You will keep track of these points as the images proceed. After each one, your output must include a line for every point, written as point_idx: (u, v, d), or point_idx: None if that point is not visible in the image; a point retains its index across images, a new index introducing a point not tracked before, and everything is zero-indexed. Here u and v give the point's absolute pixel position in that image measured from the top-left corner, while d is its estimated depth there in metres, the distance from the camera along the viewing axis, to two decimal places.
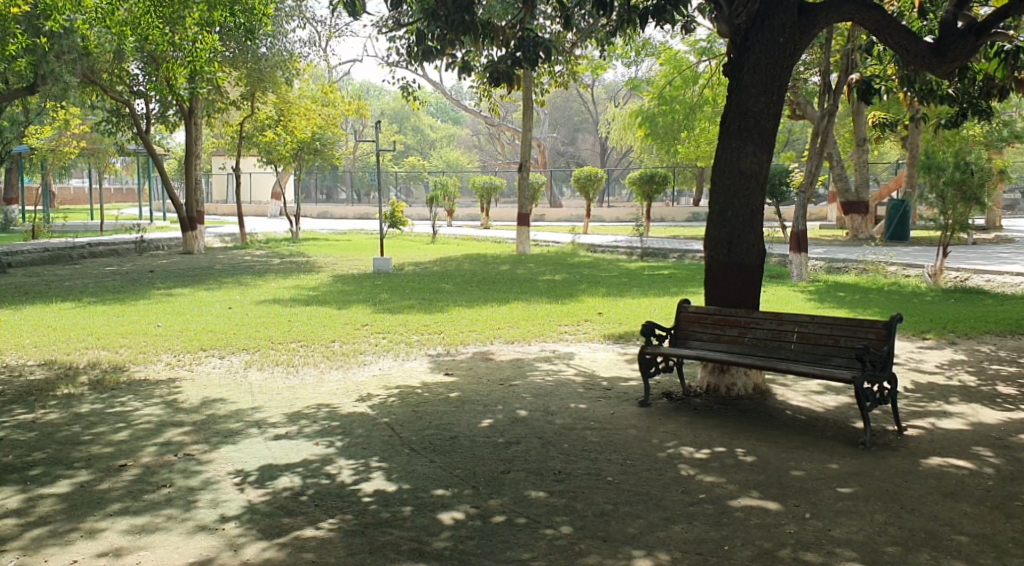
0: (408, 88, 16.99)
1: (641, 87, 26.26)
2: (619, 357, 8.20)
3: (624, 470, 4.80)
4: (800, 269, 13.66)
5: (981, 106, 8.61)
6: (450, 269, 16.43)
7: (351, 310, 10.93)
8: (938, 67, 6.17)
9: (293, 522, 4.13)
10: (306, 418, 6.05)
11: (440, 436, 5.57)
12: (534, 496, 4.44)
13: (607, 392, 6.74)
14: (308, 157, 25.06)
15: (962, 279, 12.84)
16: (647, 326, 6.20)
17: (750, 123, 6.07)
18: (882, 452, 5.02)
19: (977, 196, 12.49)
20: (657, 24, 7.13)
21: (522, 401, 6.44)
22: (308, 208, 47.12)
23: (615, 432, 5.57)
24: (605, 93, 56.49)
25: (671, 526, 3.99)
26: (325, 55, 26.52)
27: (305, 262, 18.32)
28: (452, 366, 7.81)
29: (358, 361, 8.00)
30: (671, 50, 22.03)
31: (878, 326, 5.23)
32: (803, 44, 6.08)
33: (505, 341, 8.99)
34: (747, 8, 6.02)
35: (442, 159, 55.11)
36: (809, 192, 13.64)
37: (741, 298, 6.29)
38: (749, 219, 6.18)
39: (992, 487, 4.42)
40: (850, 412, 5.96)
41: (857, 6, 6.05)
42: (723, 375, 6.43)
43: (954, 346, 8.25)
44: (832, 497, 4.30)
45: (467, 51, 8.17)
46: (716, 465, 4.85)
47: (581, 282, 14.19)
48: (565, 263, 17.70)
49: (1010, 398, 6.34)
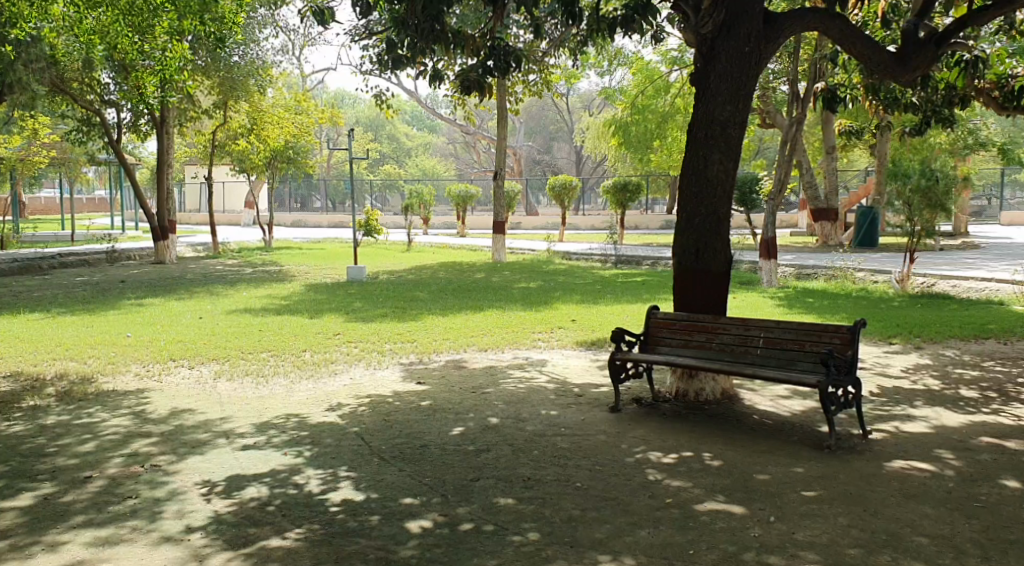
0: (382, 96, 16.97)
1: (615, 95, 26.39)
2: (591, 363, 8.25)
3: (592, 476, 4.82)
4: (770, 276, 13.78)
5: (944, 115, 8.74)
6: (424, 277, 16.38)
7: (323, 319, 10.88)
8: (900, 76, 6.25)
9: (259, 532, 4.11)
10: (275, 428, 6.01)
11: (411, 444, 5.56)
12: (502, 502, 4.44)
13: (579, 399, 6.76)
14: (282, 165, 24.75)
15: (929, 285, 13.06)
16: (617, 333, 6.23)
17: (716, 131, 6.14)
18: (846, 456, 5.09)
19: (942, 204, 12.65)
20: (626, 33, 7.19)
21: (494, 409, 6.45)
22: (283, 218, 46.80)
23: (585, 438, 5.59)
24: (580, 102, 57.03)
25: (638, 531, 4.01)
26: (298, 63, 26.56)
27: (278, 271, 18.21)
28: (424, 375, 7.77)
29: (329, 370, 7.98)
30: (642, 59, 22.20)
31: (842, 330, 5.30)
32: (768, 52, 6.15)
33: (478, 349, 8.99)
34: (712, 17, 6.11)
35: (418, 167, 55.33)
36: (778, 199, 13.70)
37: (709, 303, 6.35)
38: (716, 226, 6.24)
39: (953, 489, 4.49)
40: (815, 417, 6.02)
41: (820, 16, 6.17)
42: (691, 380, 6.50)
43: (919, 350, 8.40)
44: (796, 501, 4.35)
45: (437, 59, 8.28)
46: (683, 469, 4.89)
47: (555, 289, 14.26)
48: (541, 271, 17.81)
49: (971, 401, 6.46)
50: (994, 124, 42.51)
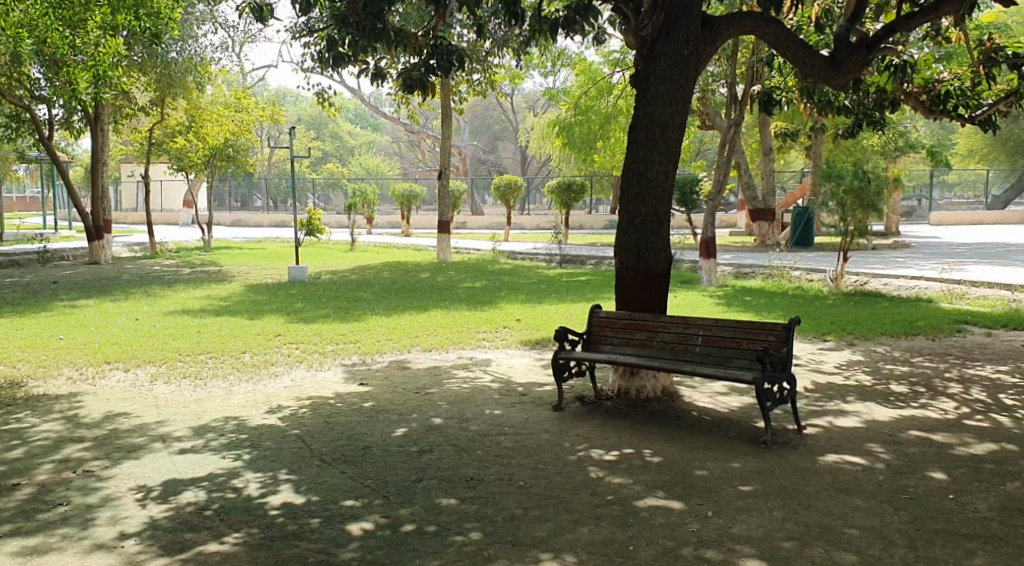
0: (324, 95, 16.76)
1: (559, 96, 26.56)
2: (535, 362, 8.29)
3: (535, 474, 4.85)
4: (710, 275, 14.05)
5: (875, 118, 9.02)
6: (368, 277, 16.26)
7: (263, 319, 10.71)
8: (832, 79, 6.43)
9: (196, 537, 4.02)
10: (213, 432, 5.89)
11: (352, 446, 5.50)
12: (445, 503, 4.43)
13: (523, 398, 6.79)
14: (222, 164, 24.10)
15: (861, 283, 13.48)
16: (560, 331, 6.27)
17: (656, 132, 6.23)
18: (781, 450, 5.22)
19: (874, 204, 13.05)
20: (568, 35, 7.24)
21: (437, 409, 6.43)
22: (223, 218, 45.85)
23: (528, 437, 5.62)
24: (524, 102, 57.29)
25: (579, 529, 4.04)
26: (238, 60, 26.07)
27: (218, 272, 17.85)
28: (367, 376, 7.71)
29: (269, 372, 7.84)
30: (585, 61, 22.41)
31: (777, 329, 5.43)
32: (706, 55, 6.27)
33: (422, 350, 8.96)
34: (652, 20, 6.21)
35: (362, 166, 54.85)
36: (718, 200, 13.96)
37: (649, 302, 6.44)
38: (656, 226, 6.34)
39: (882, 481, 4.63)
40: (752, 413, 6.16)
41: (756, 20, 6.31)
42: (633, 378, 6.58)
43: (851, 347, 8.67)
44: (733, 495, 4.44)
45: (379, 57, 8.22)
46: (625, 466, 4.94)
47: (500, 288, 14.30)
48: (486, 271, 17.84)
49: (901, 396, 6.69)
50: (923, 127, 44.08)
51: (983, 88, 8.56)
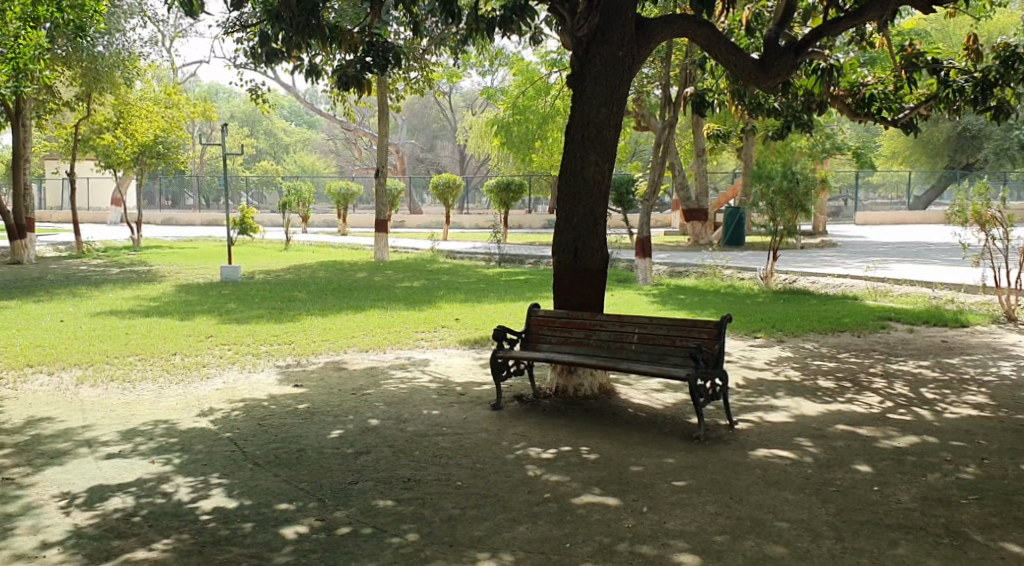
0: (258, 91, 16.40)
1: (496, 95, 26.58)
2: (473, 362, 8.29)
3: (473, 474, 4.84)
4: (645, 273, 14.27)
5: (803, 120, 9.28)
6: (303, 277, 16.00)
7: (195, 320, 10.43)
8: (762, 81, 6.58)
9: (123, 545, 3.89)
10: (142, 436, 5.70)
11: (287, 449, 5.40)
12: (382, 505, 4.39)
13: (461, 397, 6.77)
14: (151, 161, 23.60)
15: (790, 281, 13.88)
16: (499, 331, 6.28)
17: (592, 133, 6.28)
18: (714, 445, 5.33)
19: (802, 204, 13.47)
20: (504, 34, 7.23)
21: (374, 411, 6.37)
22: (153, 216, 44.47)
23: (466, 436, 5.60)
24: (462, 101, 57.21)
25: (517, 527, 4.05)
26: (168, 55, 25.32)
27: (147, 272, 17.30)
28: (302, 377, 7.57)
29: (201, 374, 7.64)
30: (523, 61, 22.48)
31: (709, 326, 5.54)
32: (640, 57, 6.35)
33: (359, 350, 8.86)
34: (589, 20, 6.25)
35: (297, 164, 54.01)
36: (653, 200, 14.17)
37: (586, 301, 6.50)
38: (593, 226, 6.40)
39: (810, 474, 4.77)
40: (687, 409, 6.27)
41: (689, 23, 6.42)
42: (571, 376, 6.62)
43: (781, 344, 8.91)
44: (667, 491, 4.51)
45: (313, 53, 8.09)
46: (561, 464, 4.97)
47: (438, 287, 14.24)
48: (424, 270, 17.74)
49: (828, 391, 6.90)
50: (848, 130, 45.60)
51: (906, 91, 8.84)
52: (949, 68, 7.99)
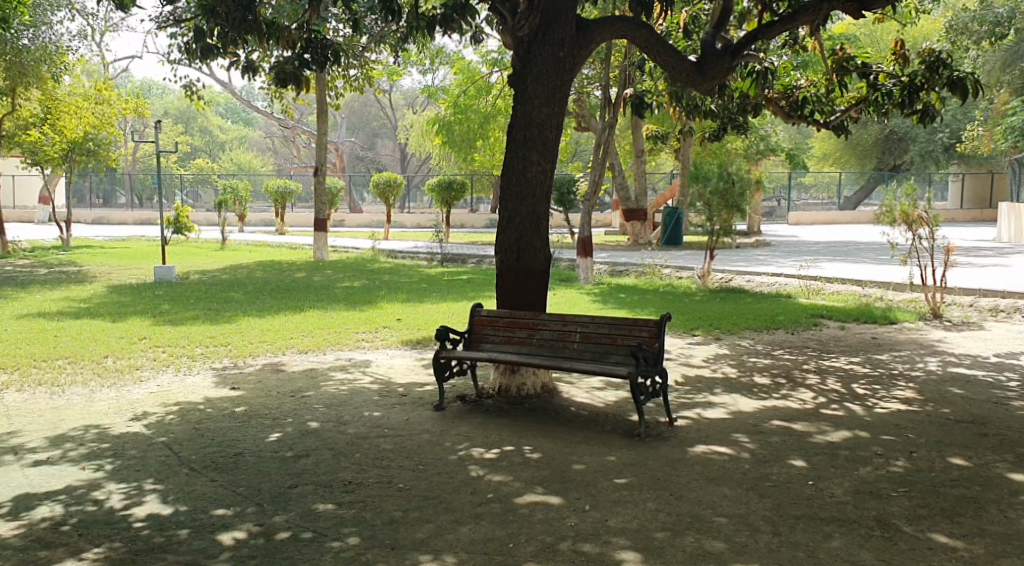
0: (193, 87, 15.97)
1: (437, 94, 26.46)
2: (415, 362, 8.23)
3: (415, 475, 4.81)
4: (587, 273, 14.40)
5: (738, 122, 9.46)
6: (240, 276, 15.71)
7: (127, 322, 10.11)
8: (700, 83, 6.71)
9: (51, 555, 3.74)
10: (71, 441, 5.50)
11: (224, 453, 5.28)
12: (322, 508, 4.32)
13: (403, 398, 6.72)
14: (82, 160, 22.50)
15: (727, 280, 14.18)
16: (441, 331, 6.25)
17: (534, 133, 6.30)
18: (655, 442, 5.40)
19: (738, 205, 13.77)
20: (445, 32, 7.21)
21: (314, 413, 6.27)
22: (82, 215, 42.91)
23: (408, 438, 5.56)
24: (402, 99, 56.88)
25: (460, 528, 4.04)
26: (97, 49, 24.47)
27: (76, 272, 16.69)
28: (239, 380, 7.40)
29: (134, 377, 7.40)
30: (464, 60, 22.42)
31: (650, 324, 5.62)
32: (580, 57, 6.39)
33: (298, 351, 8.72)
34: (530, 20, 6.29)
35: (234, 162, 52.92)
36: (594, 200, 14.31)
37: (529, 301, 6.52)
38: (535, 225, 6.42)
39: (747, 470, 4.88)
40: (628, 407, 6.34)
41: (629, 25, 6.51)
42: (513, 375, 6.63)
43: (718, 341, 9.10)
44: (609, 488, 4.56)
45: (250, 50, 7.94)
46: (504, 464, 4.97)
47: (380, 287, 14.12)
48: (365, 270, 17.57)
49: (763, 387, 7.08)
50: (781, 132, 46.85)
51: (836, 95, 9.11)
52: (878, 72, 8.27)
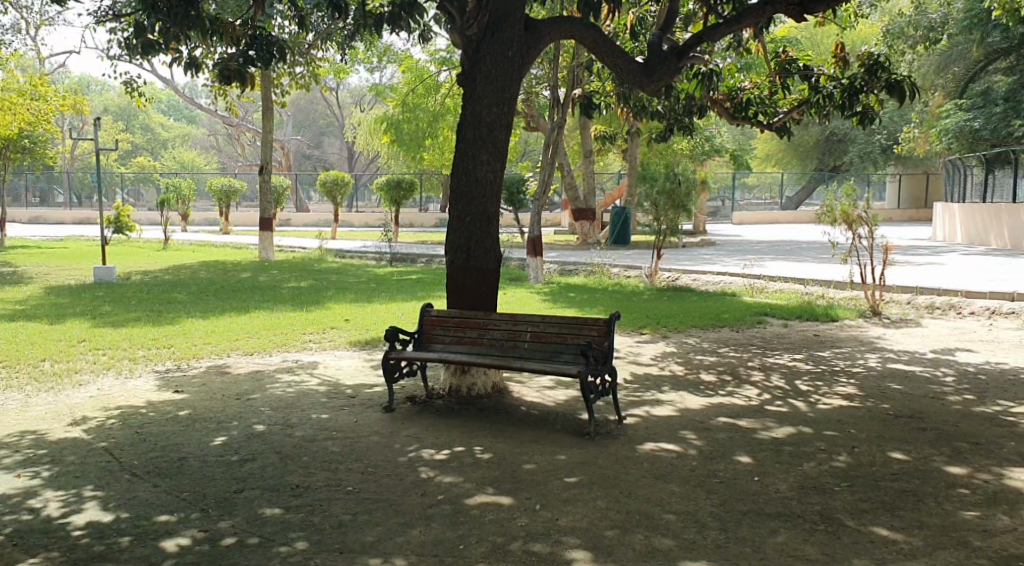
0: (133, 84, 15.55)
1: (385, 93, 26.23)
2: (364, 363, 8.15)
3: (364, 478, 4.75)
4: (537, 272, 14.44)
5: (684, 123, 9.53)
6: (183, 276, 15.39)
7: (65, 324, 9.78)
8: (646, 85, 6.77)
9: None
10: (4, 448, 5.29)
11: (167, 458, 5.14)
12: (269, 513, 4.24)
13: (351, 400, 6.63)
14: (15, 154, 22.13)
15: (673, 279, 14.38)
16: (391, 331, 6.19)
17: (483, 132, 6.29)
18: (604, 440, 5.45)
19: (684, 204, 13.97)
20: (393, 30, 7.10)
21: (261, 416, 6.15)
22: (16, 214, 41.44)
23: (357, 440, 5.49)
24: (350, 97, 56.35)
25: (409, 531, 4.00)
26: (32, 43, 23.63)
27: (10, 274, 16.08)
28: (183, 383, 7.21)
29: (72, 381, 7.16)
30: (411, 58, 22.27)
31: (600, 323, 5.65)
32: (529, 57, 6.40)
33: (244, 353, 8.55)
34: (478, 20, 6.29)
35: (177, 160, 51.76)
36: (543, 200, 14.36)
37: (479, 301, 6.50)
38: (485, 225, 6.40)
39: (695, 467, 4.95)
40: (577, 406, 6.37)
41: (577, 26, 6.54)
42: (464, 375, 6.60)
43: (666, 339, 9.22)
44: (559, 488, 4.57)
45: (192, 45, 7.72)
46: (454, 465, 4.95)
47: (328, 287, 13.93)
48: (312, 270, 17.32)
49: (710, 384, 7.19)
50: (726, 133, 47.74)
51: (780, 97, 9.16)
52: (819, 75, 8.46)
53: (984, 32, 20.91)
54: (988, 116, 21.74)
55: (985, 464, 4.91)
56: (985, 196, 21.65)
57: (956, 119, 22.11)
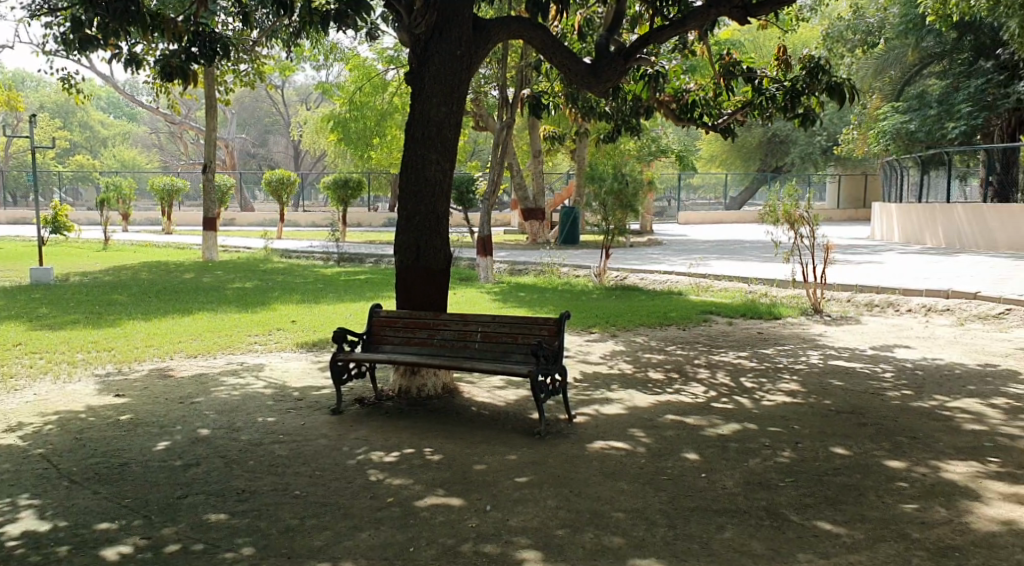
0: (71, 80, 15.07)
1: (332, 91, 25.93)
2: (311, 365, 8.04)
3: (313, 481, 4.68)
4: (487, 272, 14.44)
5: (631, 124, 9.55)
6: (124, 277, 14.96)
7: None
8: (594, 86, 6.81)
9: None
10: None
11: (107, 464, 4.98)
12: (214, 519, 4.15)
13: (299, 403, 6.53)
14: None
15: (622, 278, 14.53)
16: (339, 333, 6.10)
17: (432, 132, 6.25)
18: (554, 440, 5.47)
19: (631, 204, 14.10)
20: (340, 28, 7.01)
21: (205, 420, 6.01)
22: None
23: (304, 443, 5.41)
24: (296, 95, 55.63)
25: (358, 534, 3.96)
26: None
27: None
28: (124, 387, 7.00)
29: (7, 386, 6.89)
30: (358, 57, 22.06)
31: (550, 323, 5.67)
32: (477, 56, 6.38)
33: (187, 355, 8.35)
34: (425, 18, 6.20)
35: (116, 158, 50.36)
36: (492, 199, 14.36)
37: (429, 301, 6.46)
38: (435, 224, 6.37)
39: (644, 464, 5.00)
40: (528, 405, 6.39)
41: (525, 26, 6.56)
42: (413, 376, 6.56)
43: (615, 338, 9.31)
44: (510, 487, 4.58)
45: (133, 40, 7.51)
46: (404, 467, 4.91)
47: (274, 288, 13.70)
48: (257, 270, 17.00)
49: (658, 382, 7.28)
50: (672, 134, 48.47)
51: (724, 99, 9.29)
52: (762, 77, 8.63)
53: (919, 37, 21.60)
54: (923, 118, 22.50)
55: (922, 457, 5.07)
56: (921, 196, 22.34)
57: (893, 121, 23.08)
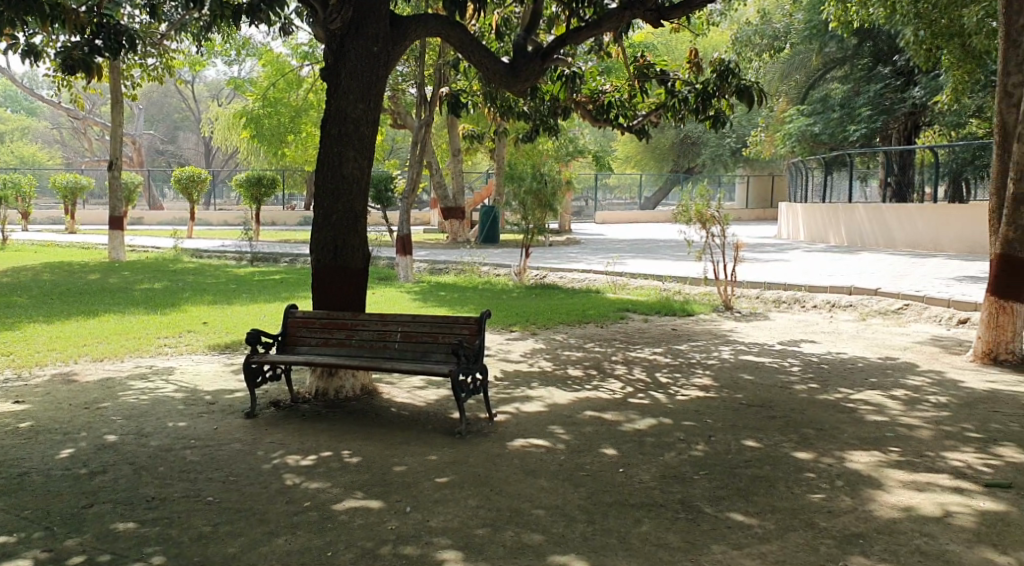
0: None
1: (245, 87, 25.24)
2: (225, 368, 7.80)
3: (226, 487, 4.54)
4: (406, 271, 14.31)
5: (549, 124, 9.66)
6: (22, 279, 14.17)
7: None
8: (512, 85, 6.82)
9: None
10: None
11: (3, 474, 4.71)
12: (121, 528, 3.98)
13: (212, 407, 6.33)
14: None
15: (541, 277, 14.64)
16: (253, 334, 5.95)
17: (349, 129, 6.15)
18: (475, 439, 5.47)
19: (550, 204, 14.22)
20: (253, 22, 6.82)
21: (112, 426, 5.76)
22: None
23: (218, 448, 5.25)
24: (206, 91, 53.95)
25: (274, 540, 3.87)
26: None
27: None
28: (24, 393, 6.64)
29: None
30: (272, 52, 21.53)
31: (470, 322, 5.67)
32: (395, 53, 6.32)
33: (92, 359, 7.98)
34: (341, 14, 6.13)
35: (13, 154, 47.75)
36: (411, 198, 14.24)
37: (347, 300, 6.36)
38: (352, 223, 6.27)
39: (563, 461, 5.05)
40: (447, 405, 6.37)
41: (442, 23, 6.54)
42: (331, 377, 6.45)
43: (534, 336, 9.37)
44: (430, 488, 4.55)
45: (29, 30, 7.11)
46: (322, 470, 4.82)
47: (184, 289, 13.23)
48: (167, 271, 16.38)
49: (577, 379, 7.37)
50: (588, 135, 49.16)
51: (638, 100, 9.53)
52: (675, 80, 8.84)
53: (822, 42, 22.50)
54: (826, 121, 23.59)
55: (827, 448, 5.30)
56: (825, 196, 23.18)
57: (799, 124, 24.04)
